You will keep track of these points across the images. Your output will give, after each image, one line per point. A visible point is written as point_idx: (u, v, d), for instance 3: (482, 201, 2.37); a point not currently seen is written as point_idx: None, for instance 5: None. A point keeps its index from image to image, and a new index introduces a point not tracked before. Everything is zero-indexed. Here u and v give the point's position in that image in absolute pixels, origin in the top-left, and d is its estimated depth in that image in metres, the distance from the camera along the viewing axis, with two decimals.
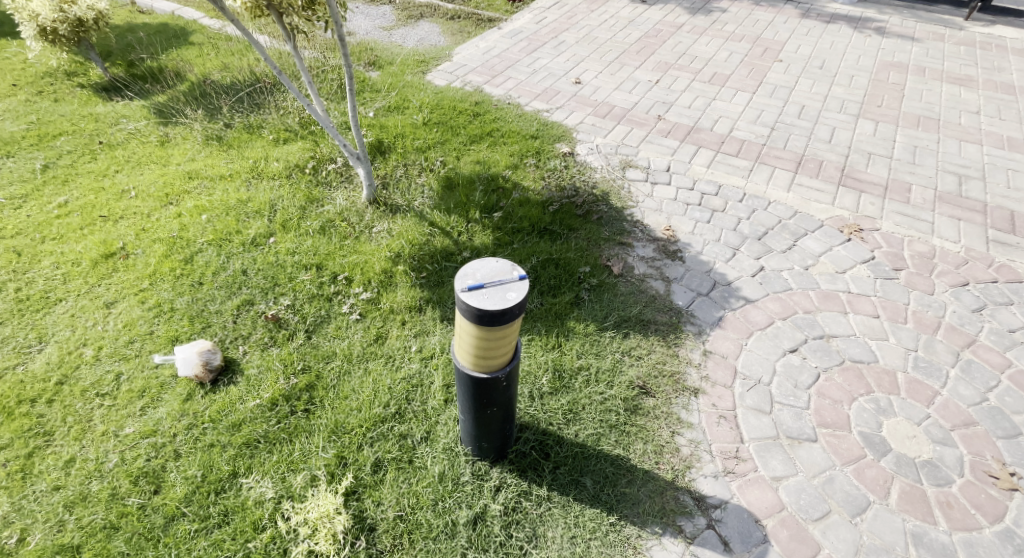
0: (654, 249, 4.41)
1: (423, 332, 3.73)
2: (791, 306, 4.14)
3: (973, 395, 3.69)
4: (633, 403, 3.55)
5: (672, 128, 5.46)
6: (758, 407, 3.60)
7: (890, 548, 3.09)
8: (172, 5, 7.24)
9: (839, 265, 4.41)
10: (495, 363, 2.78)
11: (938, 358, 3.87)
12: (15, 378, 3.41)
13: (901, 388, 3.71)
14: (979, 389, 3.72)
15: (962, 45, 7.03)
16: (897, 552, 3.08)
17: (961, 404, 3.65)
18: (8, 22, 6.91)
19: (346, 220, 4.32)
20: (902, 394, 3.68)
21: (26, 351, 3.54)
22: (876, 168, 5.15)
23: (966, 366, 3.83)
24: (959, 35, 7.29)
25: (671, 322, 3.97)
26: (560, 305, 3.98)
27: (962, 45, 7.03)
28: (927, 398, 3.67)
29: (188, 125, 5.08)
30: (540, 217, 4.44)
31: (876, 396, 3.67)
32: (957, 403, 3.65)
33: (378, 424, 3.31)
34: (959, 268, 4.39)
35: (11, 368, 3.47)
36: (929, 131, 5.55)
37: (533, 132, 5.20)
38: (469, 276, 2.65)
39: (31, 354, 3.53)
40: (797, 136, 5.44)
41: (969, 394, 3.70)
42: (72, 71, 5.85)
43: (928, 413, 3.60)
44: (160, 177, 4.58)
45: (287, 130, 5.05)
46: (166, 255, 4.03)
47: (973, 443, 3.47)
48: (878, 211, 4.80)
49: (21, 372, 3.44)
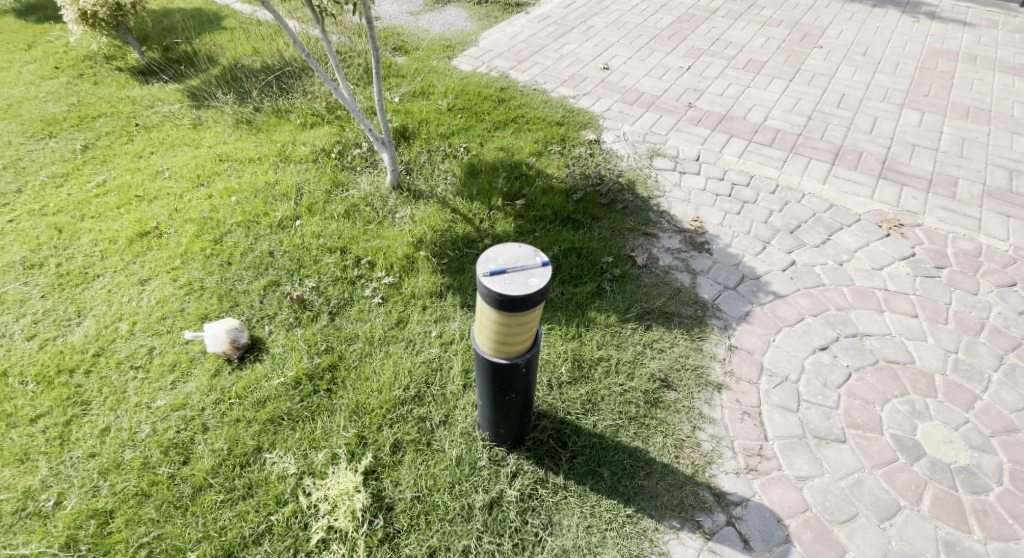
0: (681, 240, 4.31)
1: (443, 317, 3.74)
2: (823, 302, 4.00)
3: (1016, 400, 3.52)
4: (653, 396, 3.50)
5: (703, 116, 5.32)
6: (784, 405, 3.50)
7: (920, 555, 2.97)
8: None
9: (876, 261, 4.24)
10: (514, 349, 2.75)
11: (979, 362, 3.69)
12: (55, 349, 3.54)
13: (938, 390, 3.56)
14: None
15: (1017, 33, 6.65)
16: None
17: (1002, 410, 3.48)
18: (51, 7, 7.15)
19: (370, 205, 4.34)
20: (939, 397, 3.53)
21: (66, 323, 3.68)
22: (920, 161, 4.92)
23: (1009, 371, 3.64)
24: (1015, 22, 6.90)
25: (695, 315, 3.89)
26: (581, 294, 3.93)
27: (1017, 33, 6.65)
28: (966, 402, 3.51)
29: (220, 109, 5.18)
30: (564, 206, 4.39)
31: (910, 397, 3.53)
32: (999, 408, 3.48)
33: (397, 406, 3.33)
34: (1007, 268, 4.18)
35: (51, 338, 3.61)
36: (979, 123, 5.28)
37: (559, 118, 5.14)
38: (492, 260, 2.63)
39: (71, 326, 3.66)
40: (835, 126, 5.24)
41: (1012, 399, 3.52)
42: (111, 55, 6.02)
43: (967, 418, 3.44)
44: (193, 159, 4.69)
45: (314, 115, 5.10)
46: (197, 235, 4.12)
47: (1014, 451, 3.31)
48: (921, 205, 4.59)
49: (61, 343, 3.57)
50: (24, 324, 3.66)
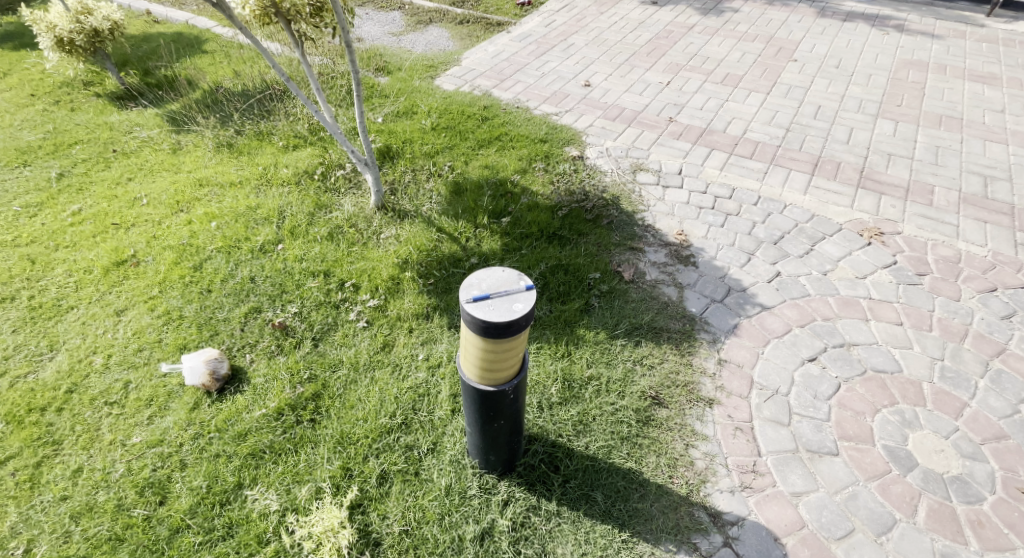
0: (667, 254, 4.31)
1: (430, 339, 3.68)
2: (809, 313, 4.02)
3: (1003, 407, 3.55)
4: (645, 414, 3.47)
5: (684, 130, 5.36)
6: (776, 419, 3.49)
7: None
8: (186, 15, 7.31)
9: (860, 270, 4.28)
10: (501, 375, 2.71)
11: (965, 369, 3.73)
12: (26, 386, 3.42)
13: (926, 399, 3.58)
14: (1010, 401, 3.58)
15: (983, 42, 6.83)
16: None
17: (991, 417, 3.51)
18: (27, 34, 7.04)
19: (354, 227, 4.28)
20: (928, 406, 3.55)
21: (37, 359, 3.56)
22: (897, 169, 5.00)
23: (995, 377, 3.69)
24: (981, 32, 7.09)
25: (684, 330, 3.87)
26: (569, 312, 3.90)
27: (983, 42, 6.83)
28: (954, 410, 3.53)
29: (200, 133, 5.10)
30: (549, 223, 4.36)
31: (899, 407, 3.55)
32: (987, 415, 3.52)
33: (383, 434, 3.26)
34: (986, 274, 4.25)
35: (22, 375, 3.48)
36: (952, 131, 5.38)
37: (542, 135, 5.14)
38: (475, 286, 2.59)
39: (42, 362, 3.54)
40: (813, 137, 5.31)
41: (999, 406, 3.56)
42: (88, 81, 5.93)
43: (957, 426, 3.47)
44: (171, 184, 4.60)
45: (297, 137, 5.05)
46: (176, 262, 4.02)
47: (1004, 458, 3.34)
48: (900, 214, 4.65)
49: (32, 380, 3.45)
50: None
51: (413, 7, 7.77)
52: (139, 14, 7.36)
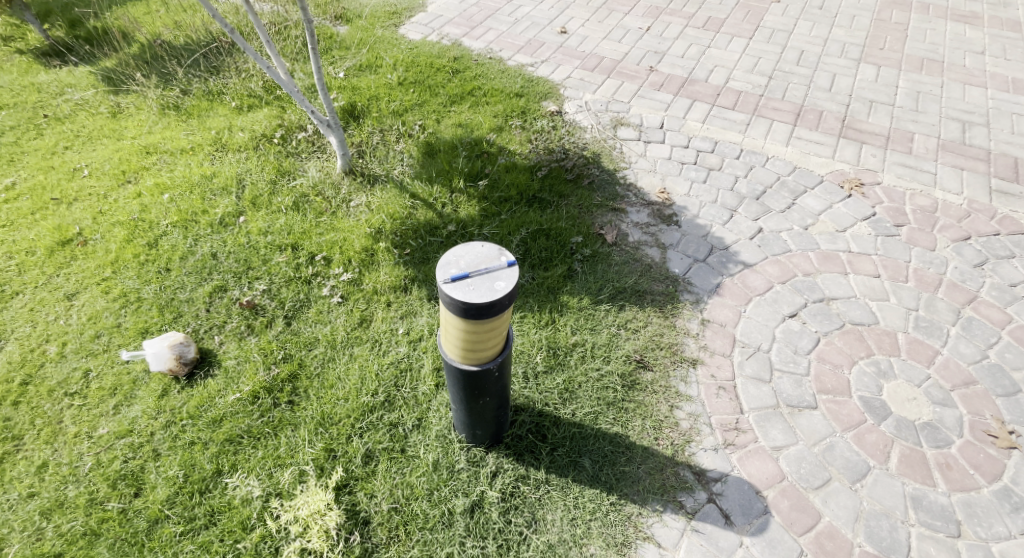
0: (649, 214, 4.19)
1: (410, 313, 3.55)
2: (790, 269, 4.01)
3: (973, 352, 3.65)
4: (630, 378, 3.45)
5: (665, 81, 5.14)
6: (757, 376, 3.52)
7: (890, 513, 3.06)
8: None
9: (840, 223, 4.26)
10: (484, 355, 2.61)
11: (939, 317, 3.80)
12: None
13: (901, 349, 3.65)
14: (979, 347, 3.67)
15: None
16: (897, 516, 3.05)
17: (961, 363, 3.60)
18: None
19: (321, 194, 4.03)
20: (902, 355, 3.62)
21: None
22: (878, 117, 4.91)
23: (966, 324, 3.77)
24: None
25: (667, 292, 3.83)
26: (552, 279, 3.80)
27: None
28: (927, 358, 3.61)
29: (141, 93, 4.68)
30: (529, 184, 4.17)
31: (876, 358, 3.61)
32: (957, 362, 3.60)
33: (366, 413, 3.17)
34: (961, 222, 4.28)
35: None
36: (933, 75, 5.28)
37: (517, 89, 4.86)
38: (452, 264, 2.45)
39: None
40: (796, 84, 5.15)
41: (969, 352, 3.65)
42: (8, 35, 5.35)
43: (929, 374, 3.55)
44: (114, 152, 4.23)
45: (251, 96, 4.67)
46: (128, 240, 3.74)
47: (973, 403, 3.44)
48: (880, 163, 4.60)
49: None
50: None
51: None
52: None
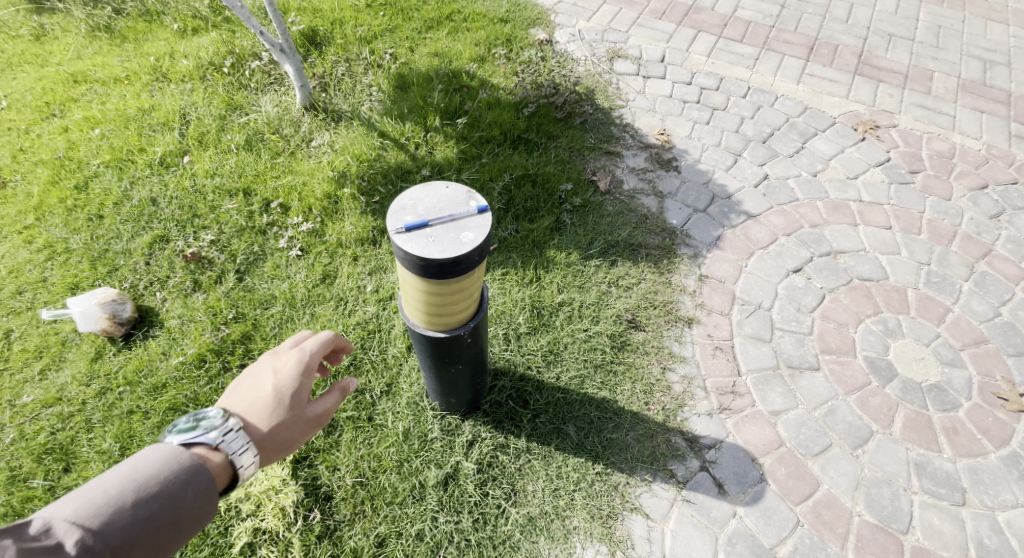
0: (646, 158, 3.80)
1: (379, 270, 3.19)
2: (796, 220, 3.67)
3: (985, 310, 3.37)
4: (621, 339, 3.16)
5: (667, 9, 4.64)
6: (757, 336, 3.24)
7: (892, 480, 2.82)
8: None
9: (851, 169, 3.91)
10: (453, 319, 2.27)
11: (952, 273, 3.50)
12: None
13: (911, 306, 3.37)
14: (993, 304, 3.39)
15: None
16: (899, 483, 2.82)
17: (972, 321, 3.33)
18: None
19: (277, 132, 3.58)
20: (911, 313, 3.34)
21: None
22: (897, 53, 4.46)
23: (979, 280, 3.48)
24: None
25: (663, 245, 3.49)
26: (538, 231, 3.43)
27: None
28: (937, 316, 3.33)
29: (67, 13, 4.16)
30: (513, 123, 3.75)
31: (884, 316, 3.32)
32: (969, 320, 3.33)
33: (328, 379, 2.85)
34: (979, 169, 3.93)
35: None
36: (955, 8, 4.83)
37: (503, 14, 4.36)
38: (409, 212, 2.05)
39: None
40: (810, 15, 4.68)
41: (981, 310, 3.37)
42: None
43: (939, 332, 3.28)
44: (37, 81, 3.74)
45: (196, 18, 4.12)
46: (54, 182, 3.31)
47: (983, 364, 3.18)
48: (897, 103, 4.20)
49: None
50: None
51: None
52: None
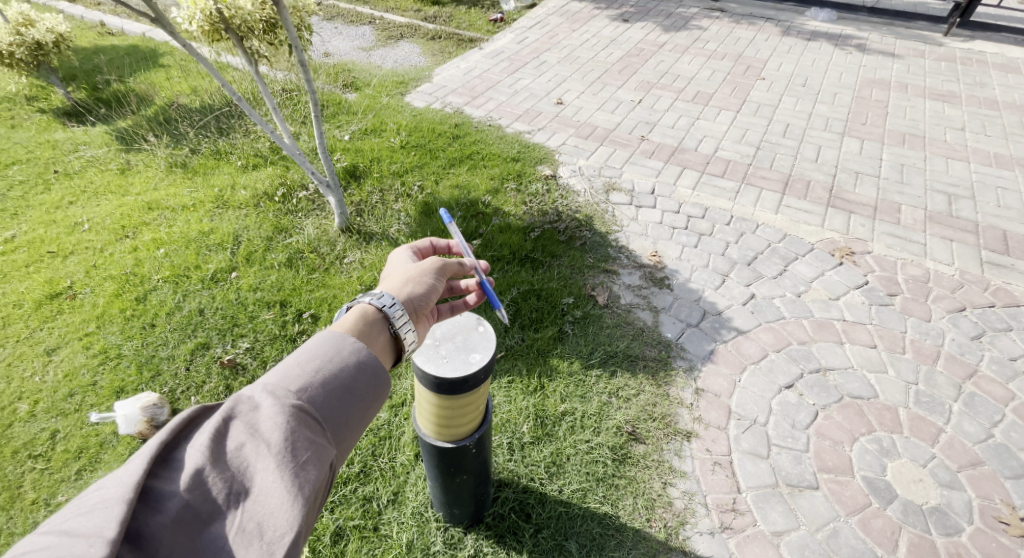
0: (641, 276, 4.20)
1: (394, 375, 3.62)
2: (785, 337, 3.97)
3: (977, 431, 3.54)
4: (622, 451, 3.35)
5: (656, 149, 5.30)
6: (754, 452, 3.41)
7: None
8: (144, 27, 6.94)
9: (832, 290, 4.25)
10: (459, 431, 2.56)
11: (939, 393, 3.72)
12: None
13: (903, 425, 3.55)
14: (984, 425, 3.57)
15: (942, 61, 6.68)
16: None
17: (966, 442, 3.50)
18: None
19: (316, 251, 4.02)
20: (905, 432, 3.52)
21: None
22: (865, 188, 5.00)
23: (968, 401, 3.69)
24: (939, 52, 6.90)
25: (660, 357, 3.78)
26: (542, 340, 3.76)
27: (942, 61, 6.68)
28: (931, 437, 3.51)
29: (151, 151, 4.77)
30: (521, 245, 4.21)
31: (878, 435, 3.50)
32: (963, 441, 3.50)
33: (338, 485, 3.17)
34: (955, 293, 4.27)
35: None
36: (916, 149, 5.40)
37: (514, 154, 5.00)
38: (427, 335, 2.43)
39: None
40: (783, 155, 5.29)
41: (973, 431, 3.55)
42: (34, 97, 5.59)
43: (934, 453, 3.44)
44: (117, 207, 4.25)
45: (257, 156, 4.75)
46: (117, 294, 3.68)
47: (981, 486, 3.31)
48: (869, 232, 4.64)
49: None
50: None
51: (385, 22, 7.51)
52: (94, 27, 6.99)
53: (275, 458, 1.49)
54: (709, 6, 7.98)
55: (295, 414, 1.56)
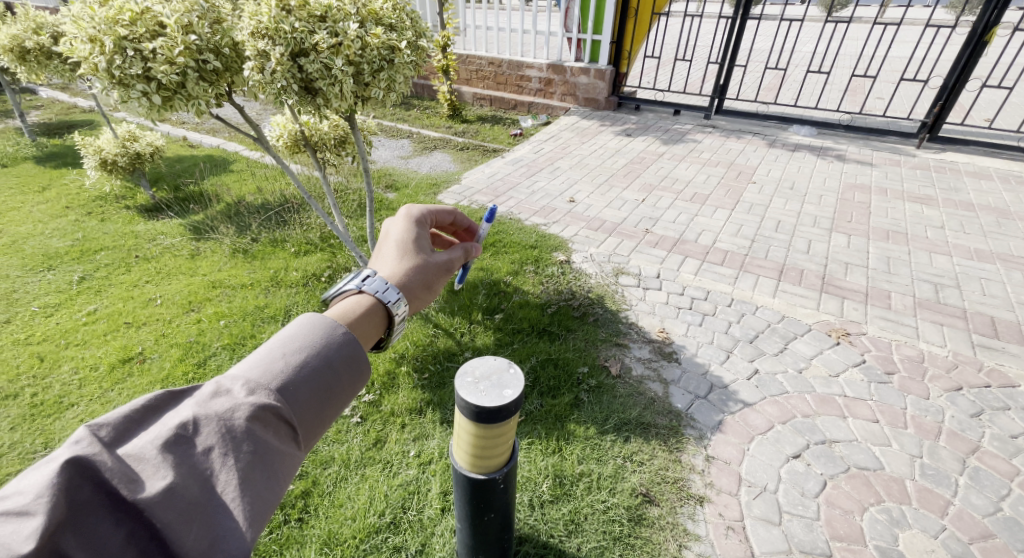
0: (650, 350, 4.58)
1: (422, 435, 3.91)
2: (789, 410, 4.22)
3: (985, 504, 3.69)
4: (637, 512, 3.54)
5: (659, 240, 5.87)
6: (766, 518, 3.57)
7: None
8: (217, 140, 8.01)
9: (832, 368, 4.54)
10: (491, 464, 2.92)
11: (944, 466, 3.89)
12: None
13: (912, 497, 3.71)
14: (992, 499, 3.72)
15: (918, 169, 7.39)
16: None
17: (975, 514, 3.64)
18: (69, 155, 7.67)
19: None
20: (914, 504, 3.67)
21: (30, 457, 3.62)
22: (855, 277, 5.44)
23: (974, 475, 3.84)
24: (915, 161, 7.63)
25: (671, 425, 4.03)
26: (559, 406, 4.08)
27: (917, 169, 7.39)
28: (939, 509, 3.65)
29: (218, 240, 5.45)
30: (539, 319, 4.69)
31: (886, 505, 3.66)
32: (972, 513, 3.64)
33: (371, 534, 3.40)
34: (950, 372, 4.52)
35: (12, 473, 3.54)
36: (899, 244, 5.90)
37: (532, 243, 5.59)
38: (468, 373, 2.80)
39: (34, 460, 3.61)
40: (776, 248, 5.80)
41: (982, 504, 3.69)
42: (122, 195, 6.46)
43: (944, 524, 3.57)
44: (187, 286, 4.88)
45: (309, 244, 5.36)
46: (181, 359, 4.19)
47: None
48: (862, 315, 5.01)
49: None
50: None
51: (420, 136, 8.57)
52: (176, 139, 8.11)
53: (242, 455, 1.70)
54: (702, 123, 8.97)
55: (267, 412, 1.77)
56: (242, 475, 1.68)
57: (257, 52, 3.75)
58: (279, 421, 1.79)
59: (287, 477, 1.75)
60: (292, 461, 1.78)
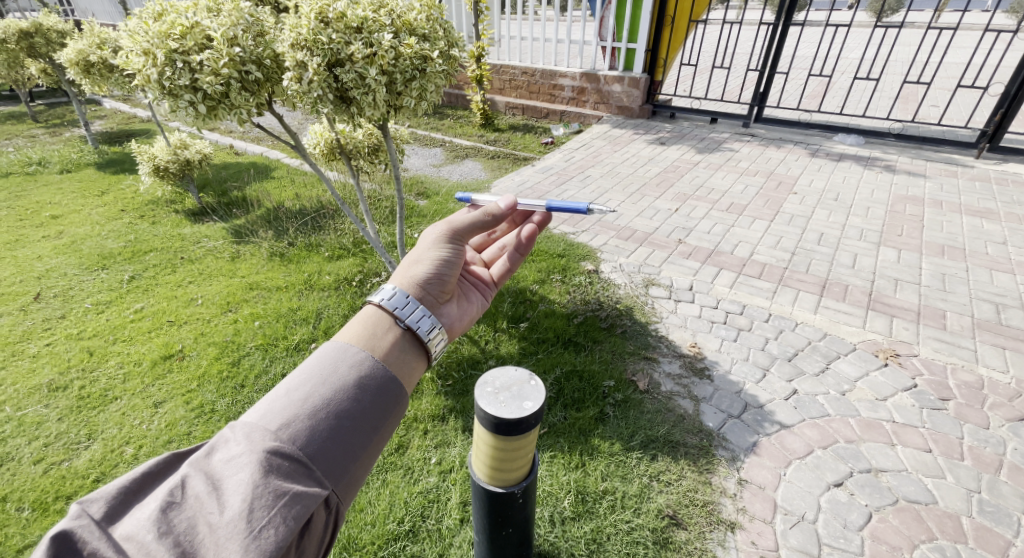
0: (681, 365, 4.42)
1: (444, 443, 3.88)
2: (830, 434, 3.97)
3: None
4: (663, 535, 3.40)
5: (693, 250, 5.70)
6: (804, 549, 3.35)
7: None
8: (260, 148, 8.33)
9: (879, 391, 4.26)
10: (511, 477, 2.85)
11: (1006, 503, 3.57)
12: (59, 473, 3.64)
13: (968, 535, 3.42)
14: None
15: (976, 181, 6.95)
16: None
17: None
18: (127, 162, 8.11)
19: None
20: (970, 543, 3.38)
21: (74, 447, 3.79)
22: (905, 294, 5.12)
23: None
24: (973, 172, 7.18)
25: (701, 445, 3.86)
26: (583, 420, 3.98)
27: (976, 181, 6.95)
28: (1000, 550, 3.35)
29: (257, 244, 5.64)
30: (565, 329, 4.62)
31: (940, 543, 3.39)
32: None
33: (390, 541, 3.38)
34: (1013, 401, 4.16)
35: (57, 462, 3.72)
36: (956, 260, 5.53)
37: (560, 251, 5.53)
38: (488, 384, 2.74)
39: (78, 450, 3.77)
40: (819, 261, 5.54)
41: None
42: (172, 200, 6.77)
43: None
44: (226, 287, 5.04)
45: (342, 249, 5.48)
46: (216, 357, 4.32)
47: None
48: (914, 335, 4.70)
49: (65, 467, 3.67)
50: (35, 448, 3.79)
51: (453, 144, 8.67)
52: (224, 147, 8.47)
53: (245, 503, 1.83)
54: (740, 132, 8.72)
55: (275, 452, 1.90)
56: (241, 530, 1.80)
57: (297, 63, 3.83)
58: (287, 459, 1.90)
59: (295, 518, 1.85)
60: (305, 500, 1.87)
